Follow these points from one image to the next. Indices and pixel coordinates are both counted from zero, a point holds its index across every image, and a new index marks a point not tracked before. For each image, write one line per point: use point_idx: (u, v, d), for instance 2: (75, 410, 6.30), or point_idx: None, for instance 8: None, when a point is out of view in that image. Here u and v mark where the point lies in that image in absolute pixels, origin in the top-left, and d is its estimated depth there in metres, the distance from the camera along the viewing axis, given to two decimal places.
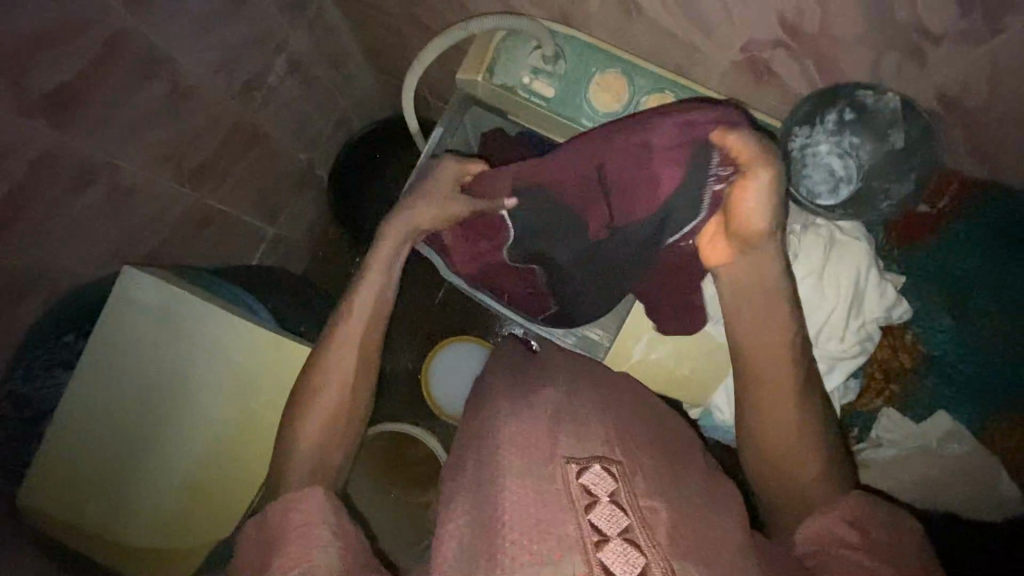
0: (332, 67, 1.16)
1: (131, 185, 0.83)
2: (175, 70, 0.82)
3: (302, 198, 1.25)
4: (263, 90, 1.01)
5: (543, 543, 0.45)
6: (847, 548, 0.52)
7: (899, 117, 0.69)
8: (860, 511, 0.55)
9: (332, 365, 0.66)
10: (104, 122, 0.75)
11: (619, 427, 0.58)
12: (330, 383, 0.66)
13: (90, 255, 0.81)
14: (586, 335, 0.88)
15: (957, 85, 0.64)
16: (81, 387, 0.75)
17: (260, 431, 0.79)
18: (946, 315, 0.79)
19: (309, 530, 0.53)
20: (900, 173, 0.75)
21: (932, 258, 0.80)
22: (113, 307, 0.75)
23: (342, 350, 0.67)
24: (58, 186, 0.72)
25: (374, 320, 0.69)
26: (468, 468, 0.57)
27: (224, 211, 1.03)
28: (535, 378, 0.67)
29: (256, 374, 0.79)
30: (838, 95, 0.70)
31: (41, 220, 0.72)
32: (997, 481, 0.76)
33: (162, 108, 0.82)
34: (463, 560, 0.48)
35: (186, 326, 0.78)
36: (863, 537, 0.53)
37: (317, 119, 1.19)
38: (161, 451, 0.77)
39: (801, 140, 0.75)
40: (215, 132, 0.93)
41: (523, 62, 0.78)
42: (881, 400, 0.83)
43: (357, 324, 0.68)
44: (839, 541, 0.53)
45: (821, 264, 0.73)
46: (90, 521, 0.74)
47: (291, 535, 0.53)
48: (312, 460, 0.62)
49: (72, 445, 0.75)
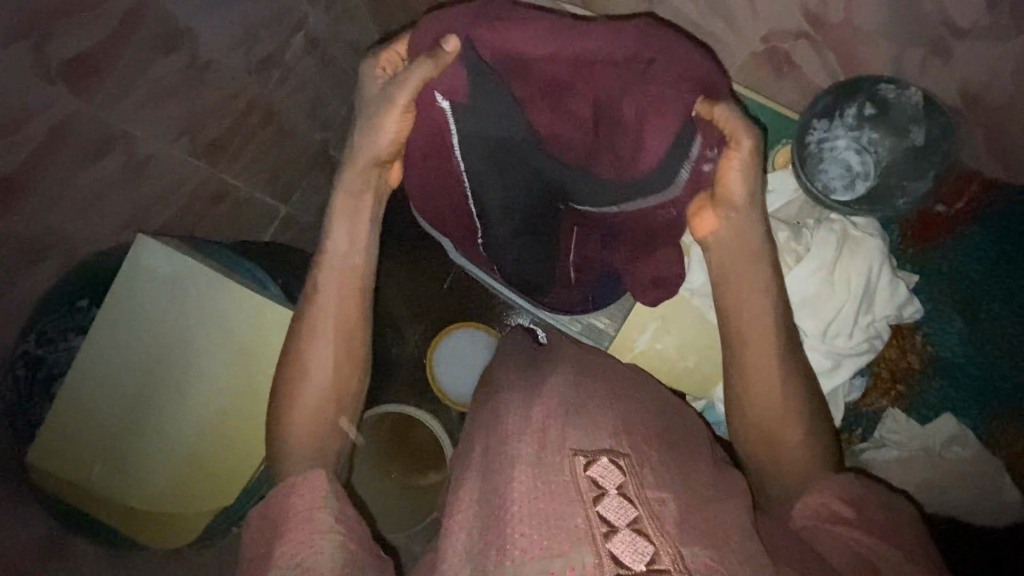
0: (350, 48, 1.16)
1: (147, 155, 0.83)
2: (193, 42, 0.82)
3: (317, 179, 1.25)
4: (280, 67, 1.01)
5: (552, 538, 0.46)
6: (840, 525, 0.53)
7: (922, 112, 0.69)
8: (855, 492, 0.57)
9: (319, 332, 0.63)
10: (118, 91, 0.75)
11: (631, 415, 0.59)
12: (318, 366, 0.63)
13: (104, 225, 0.82)
14: (592, 323, 0.85)
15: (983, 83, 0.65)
16: (89, 350, 0.77)
17: (259, 405, 0.79)
18: (957, 317, 0.79)
19: (308, 519, 0.53)
20: (920, 170, 0.74)
21: (947, 260, 0.79)
22: (122, 276, 0.77)
23: (324, 319, 0.64)
24: (75, 152, 0.73)
25: (351, 272, 0.65)
26: (476, 449, 0.59)
27: (237, 187, 1.04)
28: (544, 368, 0.67)
29: (261, 347, 0.79)
30: (859, 89, 0.69)
31: (59, 186, 0.74)
32: (1001, 489, 0.74)
33: (179, 79, 0.82)
34: (476, 551, 0.49)
35: (194, 294, 0.79)
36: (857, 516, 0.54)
37: (333, 100, 1.19)
38: (165, 420, 0.78)
39: (819, 133, 0.74)
40: (231, 108, 0.94)
41: None
42: (888, 400, 0.82)
43: (336, 289, 0.64)
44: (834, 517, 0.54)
45: (833, 258, 0.71)
46: (90, 481, 0.75)
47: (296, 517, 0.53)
48: (314, 439, 0.61)
49: (78, 405, 0.76)
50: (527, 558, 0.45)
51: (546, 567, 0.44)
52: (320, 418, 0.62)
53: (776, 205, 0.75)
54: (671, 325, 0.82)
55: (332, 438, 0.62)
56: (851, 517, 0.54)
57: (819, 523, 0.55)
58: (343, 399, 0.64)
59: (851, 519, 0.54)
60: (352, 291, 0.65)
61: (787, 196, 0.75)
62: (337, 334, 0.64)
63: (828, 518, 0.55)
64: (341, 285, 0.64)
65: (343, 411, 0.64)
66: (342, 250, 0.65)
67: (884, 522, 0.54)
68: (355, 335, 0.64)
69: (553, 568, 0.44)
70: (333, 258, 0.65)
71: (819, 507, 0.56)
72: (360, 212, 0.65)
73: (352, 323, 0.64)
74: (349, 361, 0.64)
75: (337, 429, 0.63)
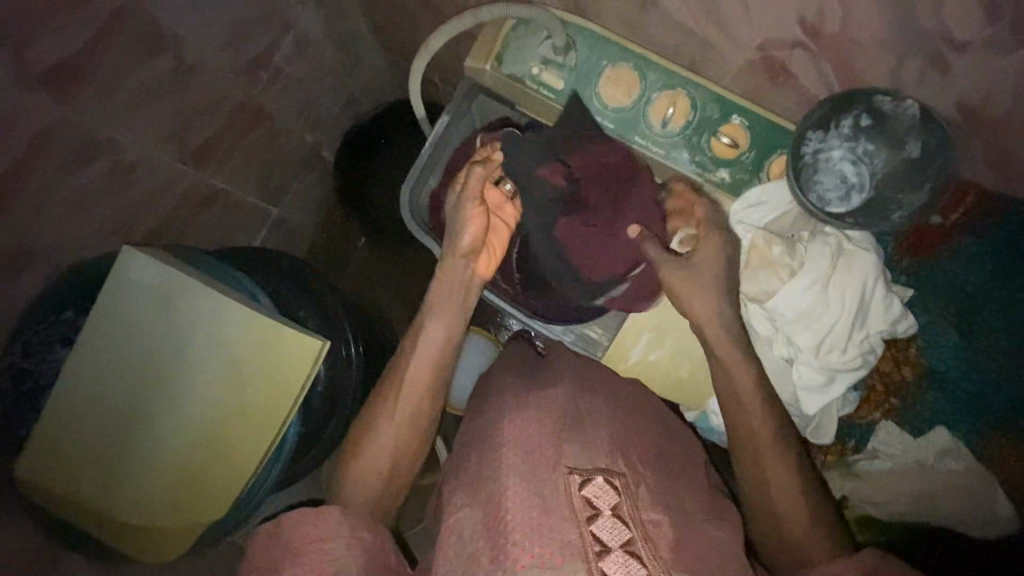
0: (340, 47, 1.14)
1: (133, 159, 0.82)
2: (180, 45, 0.80)
3: (308, 180, 1.26)
4: (269, 69, 1.00)
5: (542, 545, 0.46)
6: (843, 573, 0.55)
7: (917, 123, 0.63)
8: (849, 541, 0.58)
9: (415, 372, 0.71)
10: (103, 97, 0.73)
11: (625, 436, 0.60)
12: (404, 405, 0.70)
13: (91, 230, 0.81)
14: (585, 333, 0.88)
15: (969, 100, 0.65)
16: (79, 362, 0.76)
17: (251, 421, 0.77)
18: (953, 330, 0.76)
19: (319, 547, 0.56)
20: (916, 182, 0.68)
21: (942, 273, 0.76)
22: (112, 287, 0.76)
23: (401, 388, 0.71)
24: (60, 160, 0.72)
25: (454, 308, 0.74)
26: (468, 465, 0.59)
27: (228, 189, 1.04)
28: (537, 377, 0.68)
29: (250, 361, 0.77)
30: (852, 102, 0.64)
31: (41, 195, 0.71)
32: (994, 500, 0.74)
33: (164, 84, 0.80)
34: (469, 557, 0.50)
35: (184, 307, 0.77)
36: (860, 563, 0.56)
37: (324, 100, 1.18)
38: (156, 430, 0.77)
39: (813, 144, 0.69)
40: (217, 112, 0.92)
41: (532, 52, 0.77)
42: (881, 413, 0.81)
43: (440, 330, 0.73)
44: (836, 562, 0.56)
45: (827, 273, 0.71)
46: (82, 493, 0.75)
47: (302, 548, 0.57)
48: (387, 467, 0.69)
49: (69, 418, 0.75)
50: (518, 566, 0.46)
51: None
52: (382, 471, 0.69)
53: (770, 217, 0.74)
54: (665, 338, 0.81)
55: (405, 466, 0.71)
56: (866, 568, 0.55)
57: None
58: (406, 454, 0.70)
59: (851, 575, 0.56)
60: (436, 366, 0.72)
61: (779, 208, 0.73)
62: (413, 407, 0.71)
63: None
64: (444, 320, 0.73)
65: (416, 444, 0.71)
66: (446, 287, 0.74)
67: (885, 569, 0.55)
68: (426, 409, 0.71)
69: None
70: (440, 294, 0.74)
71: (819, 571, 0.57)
72: (451, 301, 0.74)
73: (425, 397, 0.71)
74: (431, 400, 0.72)
75: (411, 460, 0.71)
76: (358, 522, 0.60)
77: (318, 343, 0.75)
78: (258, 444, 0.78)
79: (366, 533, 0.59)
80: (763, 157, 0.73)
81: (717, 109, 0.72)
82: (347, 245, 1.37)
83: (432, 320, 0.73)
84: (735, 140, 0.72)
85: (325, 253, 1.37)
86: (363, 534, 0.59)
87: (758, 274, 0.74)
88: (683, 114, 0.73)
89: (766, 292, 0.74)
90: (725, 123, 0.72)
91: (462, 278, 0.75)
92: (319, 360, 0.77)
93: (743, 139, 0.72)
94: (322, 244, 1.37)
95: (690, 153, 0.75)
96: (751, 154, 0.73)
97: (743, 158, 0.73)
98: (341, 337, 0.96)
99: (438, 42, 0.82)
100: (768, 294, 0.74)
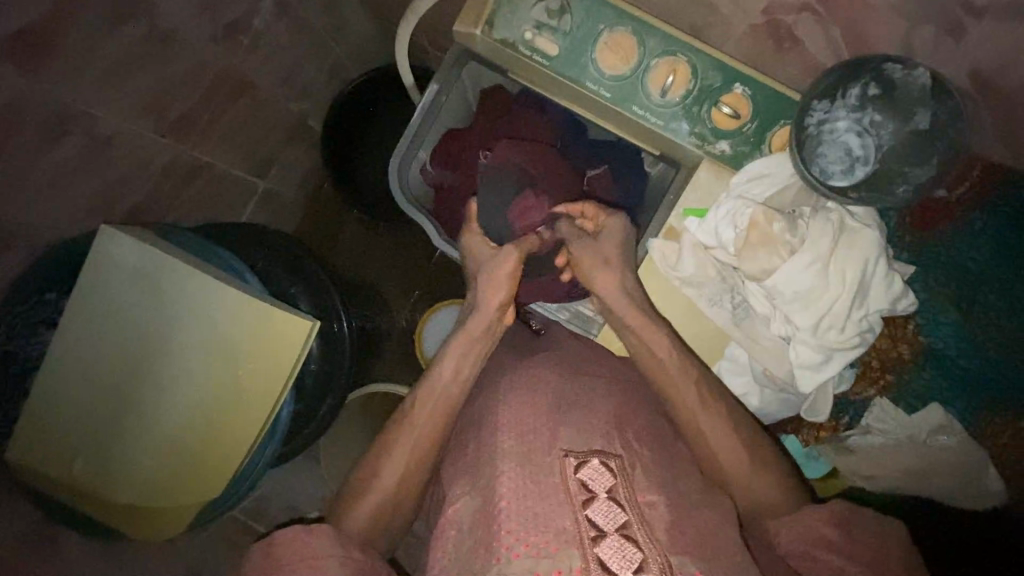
0: (326, 10, 1.08)
1: (110, 135, 0.78)
2: (153, 12, 0.75)
3: (294, 151, 1.22)
4: (251, 34, 0.95)
5: (536, 535, 0.46)
6: (830, 551, 0.57)
7: (928, 92, 0.61)
8: (846, 514, 0.59)
9: (424, 404, 0.66)
10: (72, 70, 0.69)
11: (621, 417, 0.60)
12: (407, 431, 0.65)
13: (70, 210, 0.77)
14: (581, 310, 0.82)
15: (980, 89, 0.61)
16: (60, 344, 0.74)
17: (240, 403, 0.77)
18: (953, 309, 0.74)
19: (307, 562, 0.56)
20: (922, 155, 0.64)
21: (944, 250, 0.74)
22: (92, 267, 0.73)
23: (413, 426, 0.65)
24: (32, 136, 0.68)
25: (474, 334, 0.69)
26: (468, 449, 0.59)
27: (211, 163, 1.01)
28: (531, 358, 0.67)
29: (238, 342, 0.76)
30: (863, 68, 0.62)
31: (19, 174, 0.68)
32: (982, 477, 0.75)
33: (138, 52, 0.76)
34: (464, 548, 0.50)
35: (169, 287, 0.74)
36: (846, 539, 0.57)
37: (310, 67, 1.14)
38: (144, 412, 0.76)
39: (818, 115, 0.66)
40: (195, 82, 0.88)
41: (524, 14, 0.72)
42: (875, 390, 0.79)
43: (462, 355, 0.68)
44: (826, 542, 0.57)
45: (828, 250, 0.68)
46: (74, 475, 0.74)
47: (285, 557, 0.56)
48: (380, 488, 0.63)
49: (56, 401, 0.74)
50: (512, 555, 0.45)
51: (532, 567, 0.44)
52: (380, 507, 0.63)
53: (770, 191, 0.70)
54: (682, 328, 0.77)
55: (408, 484, 0.64)
56: (836, 542, 0.57)
57: (809, 551, 0.58)
58: (405, 485, 0.64)
59: (838, 545, 0.57)
60: (450, 402, 0.66)
61: (781, 182, 0.70)
62: (418, 442, 0.64)
63: (816, 543, 0.58)
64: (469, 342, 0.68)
65: (422, 460, 0.65)
66: (476, 326, 0.69)
67: (872, 545, 0.57)
68: (437, 436, 0.65)
69: (538, 568, 0.44)
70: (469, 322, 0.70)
71: (808, 534, 0.59)
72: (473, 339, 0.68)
73: (442, 427, 0.65)
74: (439, 426, 0.65)
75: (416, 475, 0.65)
76: (348, 540, 0.59)
77: (309, 325, 0.74)
78: (249, 430, 0.77)
79: (360, 551, 0.58)
80: (765, 126, 0.70)
81: (719, 77, 0.69)
82: (334, 217, 1.35)
83: (441, 363, 0.67)
84: (737, 109, 0.69)
85: (314, 226, 1.34)
86: (357, 554, 0.58)
87: (754, 252, 0.69)
88: (683, 83, 0.70)
89: (764, 269, 0.70)
90: (726, 92, 0.70)
91: (493, 323, 0.70)
92: (309, 341, 0.76)
93: (745, 108, 0.69)
94: (311, 218, 1.34)
95: (689, 123, 0.72)
96: (752, 124, 0.70)
97: (744, 129, 0.71)
98: (330, 314, 0.94)
99: (425, 4, 0.78)
100: (766, 272, 0.70)
